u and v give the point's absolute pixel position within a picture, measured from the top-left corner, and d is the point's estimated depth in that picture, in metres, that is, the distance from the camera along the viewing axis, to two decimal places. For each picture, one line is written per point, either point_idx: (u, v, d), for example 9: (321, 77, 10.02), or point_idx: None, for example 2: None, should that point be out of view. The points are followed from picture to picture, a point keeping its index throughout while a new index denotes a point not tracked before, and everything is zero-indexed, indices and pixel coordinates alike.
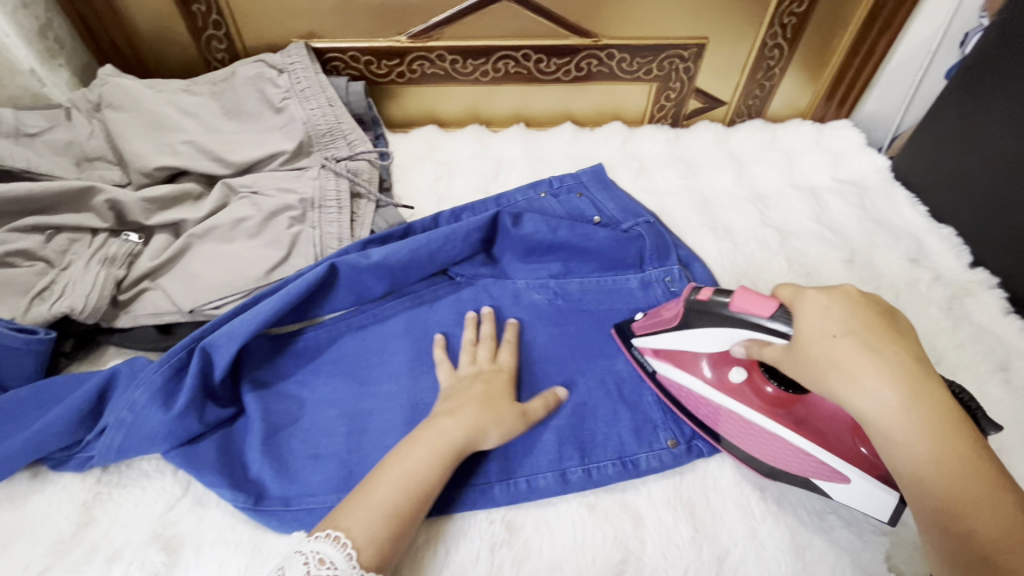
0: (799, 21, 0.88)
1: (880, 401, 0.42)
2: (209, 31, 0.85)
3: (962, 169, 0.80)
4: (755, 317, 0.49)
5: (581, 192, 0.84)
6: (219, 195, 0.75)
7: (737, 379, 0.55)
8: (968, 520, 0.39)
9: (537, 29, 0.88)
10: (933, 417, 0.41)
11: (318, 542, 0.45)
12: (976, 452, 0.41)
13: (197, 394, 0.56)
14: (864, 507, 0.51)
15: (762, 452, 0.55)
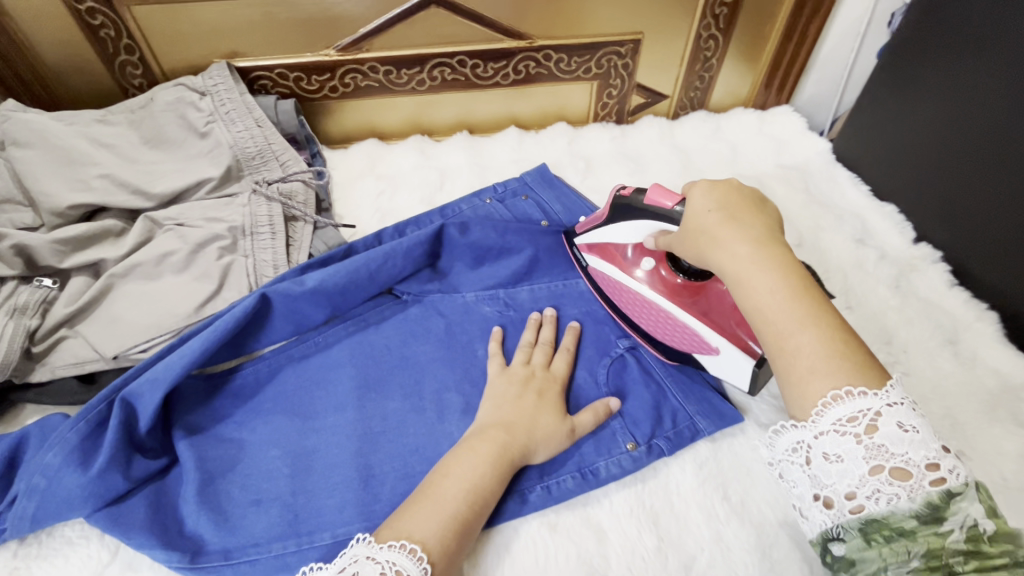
0: (731, 11, 0.88)
1: (734, 253, 0.47)
2: (122, 56, 0.80)
3: (897, 145, 0.81)
4: (658, 207, 0.58)
5: (527, 196, 0.82)
6: (141, 230, 0.70)
7: (646, 268, 0.63)
8: (791, 344, 0.43)
9: (469, 35, 0.86)
10: (779, 263, 0.45)
11: (391, 552, 0.43)
12: (814, 296, 0.44)
13: (119, 450, 0.52)
14: (730, 375, 0.59)
15: (651, 327, 0.63)
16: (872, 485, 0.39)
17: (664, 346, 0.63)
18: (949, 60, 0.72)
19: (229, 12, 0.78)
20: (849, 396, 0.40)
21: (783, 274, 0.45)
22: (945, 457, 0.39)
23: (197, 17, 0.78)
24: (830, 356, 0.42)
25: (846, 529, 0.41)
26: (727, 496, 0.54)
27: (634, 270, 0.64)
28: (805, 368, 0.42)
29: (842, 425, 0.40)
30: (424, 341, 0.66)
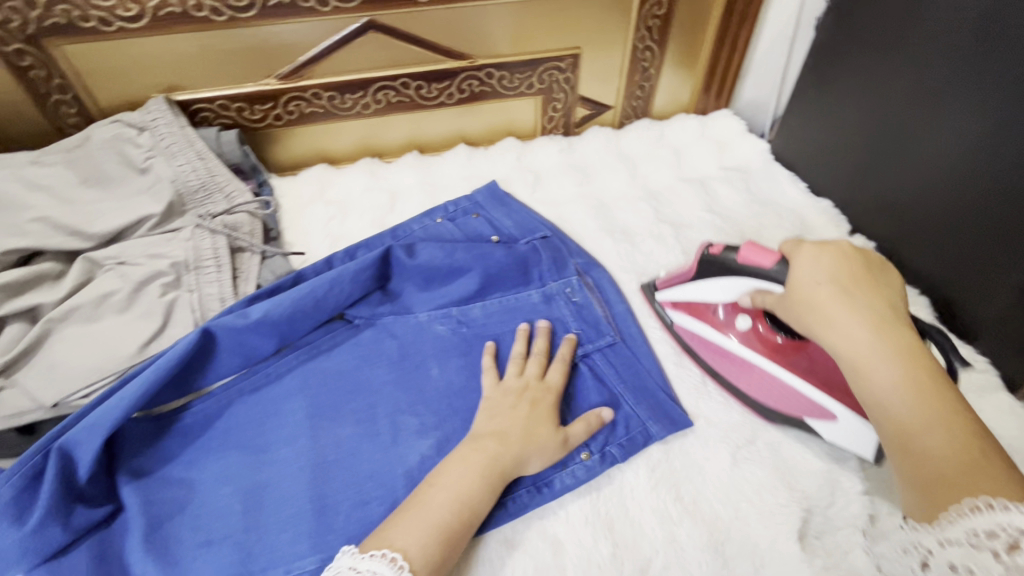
0: (663, 23, 0.91)
1: (849, 335, 0.46)
2: (54, 96, 0.79)
3: (829, 143, 0.84)
4: (758, 268, 0.55)
5: (477, 212, 0.83)
6: (81, 272, 0.69)
7: (743, 327, 0.63)
8: (918, 441, 0.41)
9: (410, 58, 0.87)
10: (897, 350, 0.45)
11: (373, 561, 0.44)
12: (942, 393, 0.42)
13: (58, 501, 0.50)
14: (854, 445, 0.56)
15: (753, 390, 0.62)
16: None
17: (772, 410, 0.61)
18: (868, 62, 0.75)
19: (164, 47, 0.78)
20: (990, 507, 0.35)
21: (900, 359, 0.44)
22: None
23: (131, 53, 0.77)
24: (967, 466, 0.38)
25: None
26: (679, 496, 0.56)
27: (728, 330, 0.64)
28: (935, 471, 0.40)
29: (975, 538, 0.35)
30: (376, 365, 0.66)
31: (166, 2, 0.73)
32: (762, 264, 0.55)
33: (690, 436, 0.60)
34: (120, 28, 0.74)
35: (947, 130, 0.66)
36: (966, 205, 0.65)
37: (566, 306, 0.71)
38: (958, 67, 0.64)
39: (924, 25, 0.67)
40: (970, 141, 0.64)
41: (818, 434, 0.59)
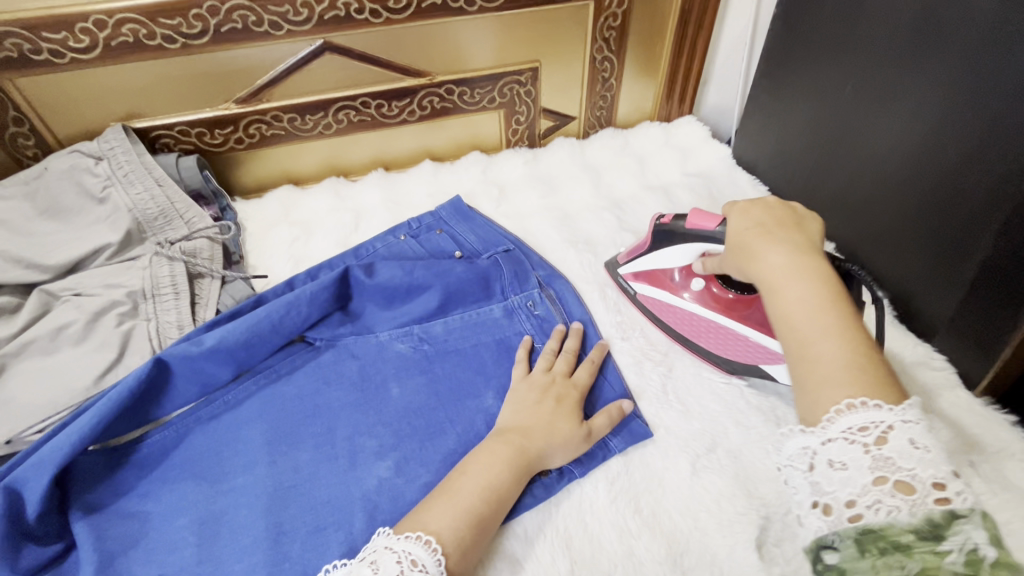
0: (619, 34, 0.92)
1: (770, 262, 0.49)
2: (10, 128, 0.79)
3: (785, 147, 0.85)
4: (704, 230, 0.60)
5: (440, 228, 0.83)
6: (37, 305, 0.68)
7: (697, 288, 0.67)
8: (815, 350, 0.43)
9: (369, 77, 0.87)
10: (815, 275, 0.47)
11: (408, 543, 0.44)
12: (847, 310, 0.45)
13: (6, 541, 0.50)
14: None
15: (713, 345, 0.66)
16: (874, 495, 0.37)
17: (730, 359, 0.64)
18: (815, 66, 0.76)
19: (119, 76, 0.78)
20: (859, 404, 0.40)
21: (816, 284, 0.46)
22: (955, 481, 0.37)
23: (86, 83, 0.77)
24: (849, 367, 0.42)
25: (841, 537, 0.37)
26: (639, 508, 0.55)
27: (683, 291, 0.68)
28: (825, 373, 0.42)
29: (851, 433, 0.39)
30: (336, 386, 0.66)
31: (118, 32, 0.73)
32: (706, 227, 0.60)
33: (650, 446, 0.60)
34: (73, 59, 0.74)
35: (893, 131, 0.67)
36: (916, 204, 0.66)
37: (527, 319, 0.71)
38: (897, 68, 0.64)
39: (863, 28, 0.67)
40: (915, 140, 0.64)
41: (773, 378, 0.62)
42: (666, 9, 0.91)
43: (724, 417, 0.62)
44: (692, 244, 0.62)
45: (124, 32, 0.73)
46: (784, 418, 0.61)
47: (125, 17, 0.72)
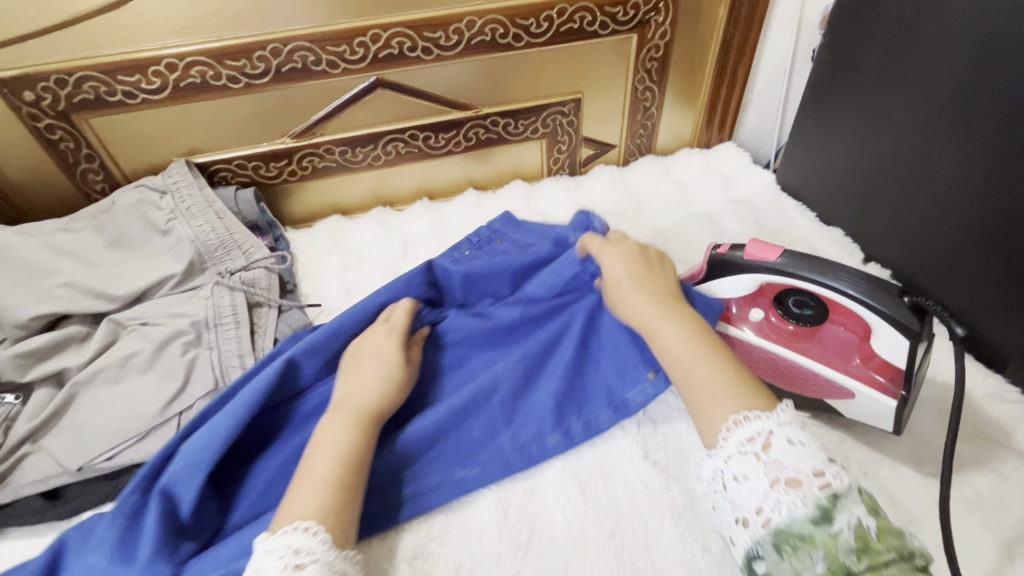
0: (661, 65, 0.94)
1: (645, 312, 0.55)
2: (83, 165, 0.83)
3: (834, 172, 0.84)
4: (764, 262, 0.61)
5: (501, 237, 0.80)
6: (106, 334, 0.71)
7: (756, 319, 0.65)
8: (700, 374, 0.48)
9: (417, 110, 0.90)
10: (683, 321, 0.53)
11: (292, 536, 0.43)
12: (712, 338, 0.52)
13: (164, 536, 0.51)
14: (873, 419, 0.58)
15: (773, 377, 0.64)
16: (773, 497, 0.40)
17: (793, 393, 0.62)
18: (864, 94, 0.76)
19: (184, 114, 0.82)
20: (744, 418, 0.44)
21: (683, 322, 0.53)
22: (832, 465, 0.41)
23: (154, 121, 0.81)
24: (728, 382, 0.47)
25: (761, 545, 0.40)
26: (707, 546, 0.53)
27: (743, 322, 0.65)
28: (713, 393, 0.47)
29: (744, 446, 0.43)
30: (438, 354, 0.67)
31: (186, 74, 0.77)
32: (767, 258, 0.61)
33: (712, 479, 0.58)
34: (144, 99, 0.78)
35: (952, 155, 0.66)
36: (977, 231, 0.65)
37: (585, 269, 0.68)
38: (951, 96, 0.64)
39: (914, 58, 0.68)
40: (974, 167, 0.64)
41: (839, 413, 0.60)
42: (707, 40, 0.93)
43: None
44: (750, 276, 0.62)
45: (192, 73, 0.77)
46: (851, 452, 0.59)
47: (194, 60, 0.76)
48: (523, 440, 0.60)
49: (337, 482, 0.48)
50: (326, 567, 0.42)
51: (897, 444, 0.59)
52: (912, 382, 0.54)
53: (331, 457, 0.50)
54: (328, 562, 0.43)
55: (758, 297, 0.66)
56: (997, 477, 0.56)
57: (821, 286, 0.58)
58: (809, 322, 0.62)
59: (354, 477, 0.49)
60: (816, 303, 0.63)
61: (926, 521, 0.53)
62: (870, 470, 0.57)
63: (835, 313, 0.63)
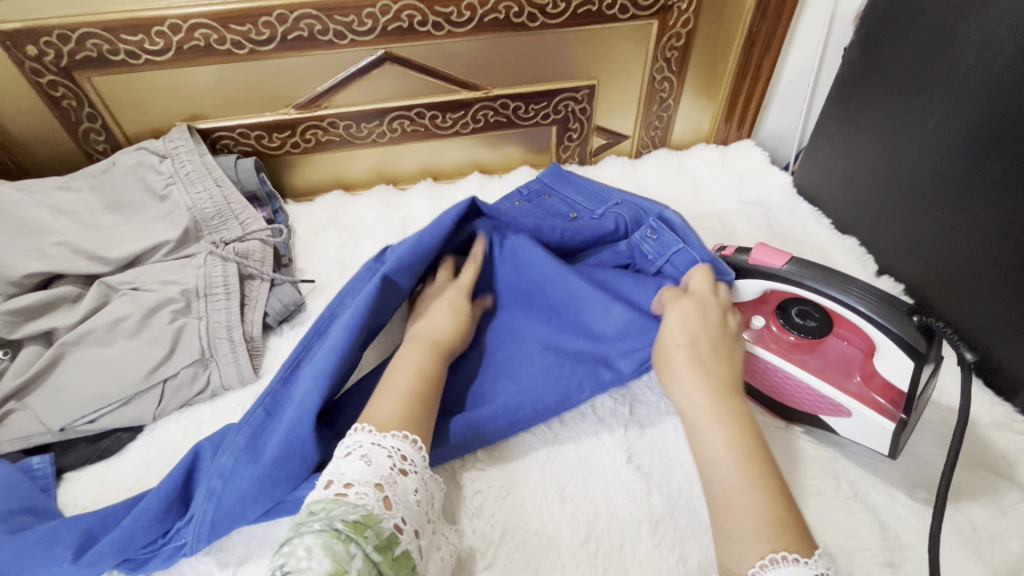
0: (682, 54, 0.90)
1: (697, 402, 0.51)
2: (84, 124, 0.82)
3: (854, 178, 0.81)
4: (770, 267, 0.59)
5: (550, 193, 0.86)
6: (96, 297, 0.70)
7: (756, 326, 0.62)
8: (739, 504, 0.44)
9: (425, 88, 0.88)
10: (734, 419, 0.49)
11: (395, 439, 0.47)
12: (764, 461, 0.47)
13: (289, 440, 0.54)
14: (868, 440, 0.55)
15: (767, 388, 0.61)
16: None
17: (787, 407, 0.60)
18: (892, 99, 0.72)
19: (188, 78, 0.80)
20: (781, 559, 0.40)
21: (732, 432, 0.49)
22: None
23: (156, 83, 0.80)
24: (771, 522, 0.43)
25: None
26: (684, 557, 0.51)
27: (741, 329, 0.63)
28: (748, 532, 0.42)
29: None
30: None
31: (190, 36, 0.75)
32: (772, 264, 0.59)
33: (700, 488, 0.56)
34: (147, 60, 0.77)
35: (981, 168, 0.62)
36: (994, 252, 0.62)
37: (646, 242, 0.71)
38: (987, 105, 0.60)
39: (951, 63, 0.63)
40: (996, 183, 0.60)
41: (833, 431, 0.58)
42: (732, 32, 0.89)
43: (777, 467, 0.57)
44: (754, 281, 0.60)
45: (196, 36, 0.75)
46: (844, 471, 0.57)
47: (198, 22, 0.74)
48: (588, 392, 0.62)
49: (413, 398, 0.52)
50: (421, 482, 0.46)
51: (892, 466, 0.57)
52: (912, 405, 0.51)
53: (411, 373, 0.55)
54: (422, 477, 0.47)
55: (761, 304, 0.64)
56: (995, 509, 0.53)
57: (830, 299, 0.56)
58: (811, 334, 0.60)
59: (425, 395, 0.53)
60: (820, 315, 0.61)
61: (914, 549, 0.51)
62: (861, 491, 0.55)
63: (839, 328, 0.60)
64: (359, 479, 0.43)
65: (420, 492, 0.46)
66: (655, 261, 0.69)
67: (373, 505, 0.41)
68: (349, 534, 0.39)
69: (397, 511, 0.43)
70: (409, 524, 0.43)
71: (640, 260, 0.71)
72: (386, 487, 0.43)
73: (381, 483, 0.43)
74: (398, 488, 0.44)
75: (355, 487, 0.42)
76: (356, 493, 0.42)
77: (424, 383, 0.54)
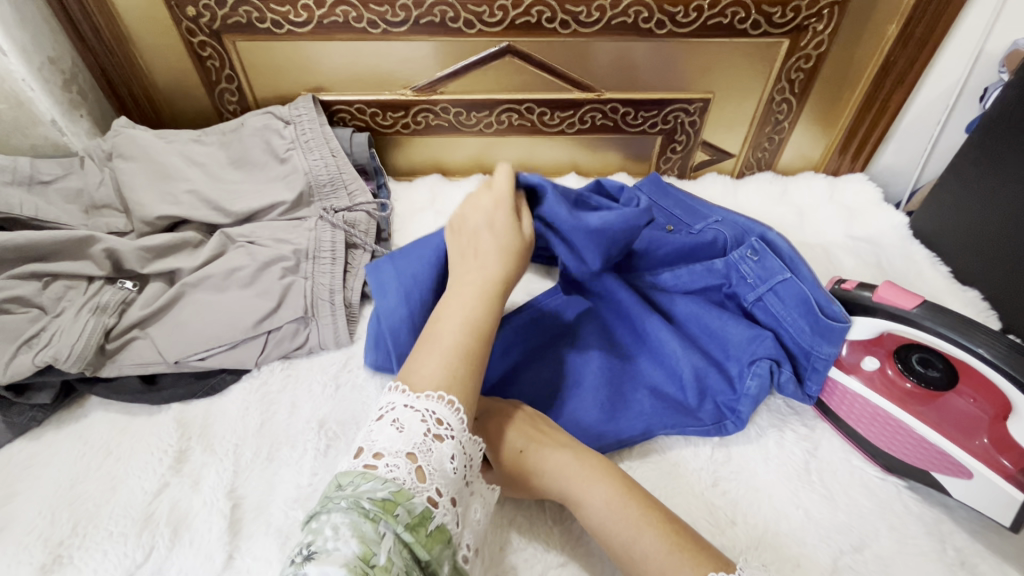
0: (808, 77, 0.87)
1: (565, 471, 0.49)
2: (222, 84, 0.89)
3: (988, 228, 0.75)
4: (897, 308, 0.56)
5: (646, 202, 0.84)
6: (216, 244, 0.75)
7: (869, 368, 0.60)
8: (641, 547, 0.44)
9: (541, 84, 0.88)
10: (596, 471, 0.49)
11: (430, 401, 0.43)
12: (642, 498, 0.47)
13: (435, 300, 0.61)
14: (987, 506, 0.52)
15: (874, 436, 0.58)
16: None
17: (893, 458, 0.57)
18: None
19: (321, 51, 0.84)
20: None
21: (609, 483, 0.48)
22: None
23: (292, 53, 0.85)
24: (674, 549, 0.43)
25: None
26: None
27: (852, 369, 0.60)
28: (657, 571, 0.42)
29: None
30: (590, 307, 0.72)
31: (332, 12, 0.79)
32: (900, 305, 0.56)
33: (789, 525, 0.53)
34: (289, 31, 0.82)
35: None
36: None
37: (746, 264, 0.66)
38: None
39: None
40: None
41: (945, 491, 0.54)
42: (865, 59, 0.84)
43: (877, 518, 0.54)
44: (875, 320, 0.57)
45: (337, 12, 0.79)
46: (950, 536, 0.53)
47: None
48: (670, 412, 0.61)
49: (463, 351, 0.48)
50: (459, 445, 0.43)
51: (1006, 539, 0.53)
52: None
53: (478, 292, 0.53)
54: (461, 441, 0.43)
55: (874, 345, 0.61)
56: None
57: (959, 348, 0.52)
58: (931, 384, 0.57)
59: (480, 348, 0.49)
60: (943, 365, 0.58)
61: None
62: (969, 561, 0.51)
63: (963, 383, 0.57)
64: (391, 447, 0.40)
65: (458, 457, 0.42)
66: (759, 284, 0.65)
67: (405, 479, 0.39)
68: (379, 513, 0.37)
69: (432, 482, 0.40)
70: (444, 493, 0.41)
71: (738, 282, 0.67)
72: (420, 456, 0.40)
73: (414, 452, 0.40)
74: (433, 456, 0.41)
75: (385, 457, 0.40)
76: (386, 466, 0.39)
77: (474, 336, 0.49)
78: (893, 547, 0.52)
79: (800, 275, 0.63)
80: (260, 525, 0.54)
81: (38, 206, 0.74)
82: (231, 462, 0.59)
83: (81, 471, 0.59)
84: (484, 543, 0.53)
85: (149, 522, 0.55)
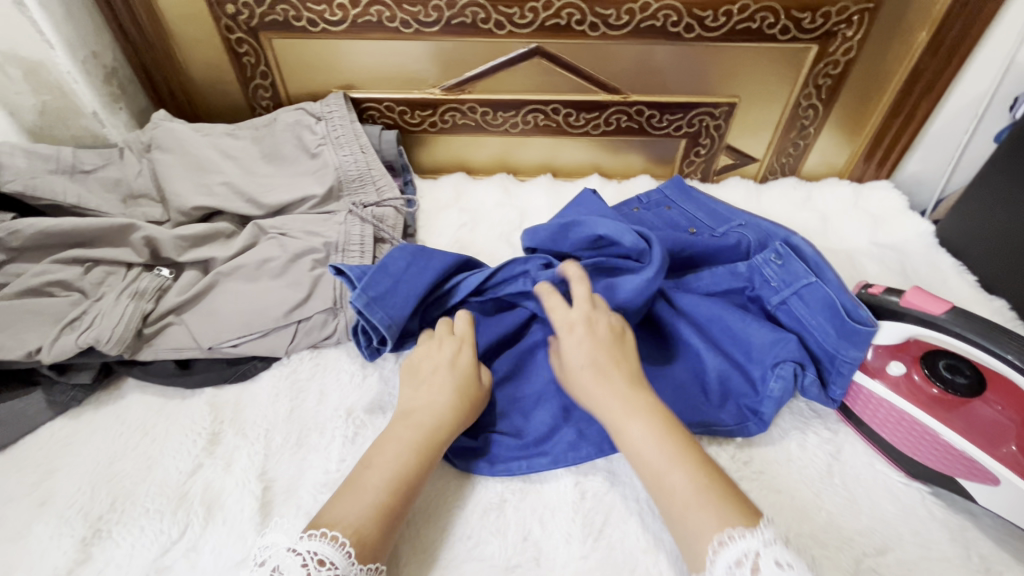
0: (835, 83, 0.87)
1: (617, 391, 0.53)
2: (256, 80, 0.91)
3: (1014, 233, 0.75)
4: (925, 313, 0.56)
5: (669, 205, 0.84)
6: (249, 235, 0.77)
7: (895, 373, 0.60)
8: (670, 481, 0.47)
9: (567, 85, 0.89)
10: (646, 401, 0.52)
11: (313, 541, 0.44)
12: (682, 435, 0.50)
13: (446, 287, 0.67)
14: (1015, 514, 0.51)
15: (898, 440, 0.58)
16: None
17: (918, 465, 0.57)
18: None
19: (353, 50, 0.86)
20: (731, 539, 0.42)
21: (653, 416, 0.51)
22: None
23: (324, 51, 0.87)
24: (701, 490, 0.46)
25: None
26: None
27: (878, 371, 0.60)
28: (683, 503, 0.46)
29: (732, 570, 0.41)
30: None
31: (366, 11, 0.81)
32: (929, 310, 0.56)
33: (811, 525, 0.54)
34: (324, 29, 0.84)
35: None
36: None
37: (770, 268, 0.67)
38: None
39: None
40: None
41: (971, 498, 0.54)
42: (895, 65, 0.84)
43: (900, 523, 0.54)
44: (903, 325, 0.58)
45: (371, 12, 0.81)
46: (975, 543, 0.53)
47: None
48: (693, 410, 0.61)
49: (385, 509, 0.48)
50: None
51: None
52: None
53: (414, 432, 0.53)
54: None
55: (901, 351, 0.61)
56: None
57: (987, 353, 0.52)
58: (959, 392, 0.58)
59: (397, 504, 0.49)
60: (971, 373, 0.58)
61: None
62: (994, 568, 0.51)
63: (990, 392, 0.58)
64: None
65: None
66: (784, 287, 0.65)
67: None
68: None
69: None
70: None
71: (761, 285, 0.67)
72: None
73: None
74: None
75: None
76: None
77: (394, 490, 0.49)
78: (916, 552, 0.52)
79: (825, 278, 0.65)
80: (289, 508, 0.56)
81: (80, 194, 0.76)
82: (261, 446, 0.61)
83: (119, 450, 0.61)
84: (508, 533, 0.54)
85: (183, 501, 0.56)
